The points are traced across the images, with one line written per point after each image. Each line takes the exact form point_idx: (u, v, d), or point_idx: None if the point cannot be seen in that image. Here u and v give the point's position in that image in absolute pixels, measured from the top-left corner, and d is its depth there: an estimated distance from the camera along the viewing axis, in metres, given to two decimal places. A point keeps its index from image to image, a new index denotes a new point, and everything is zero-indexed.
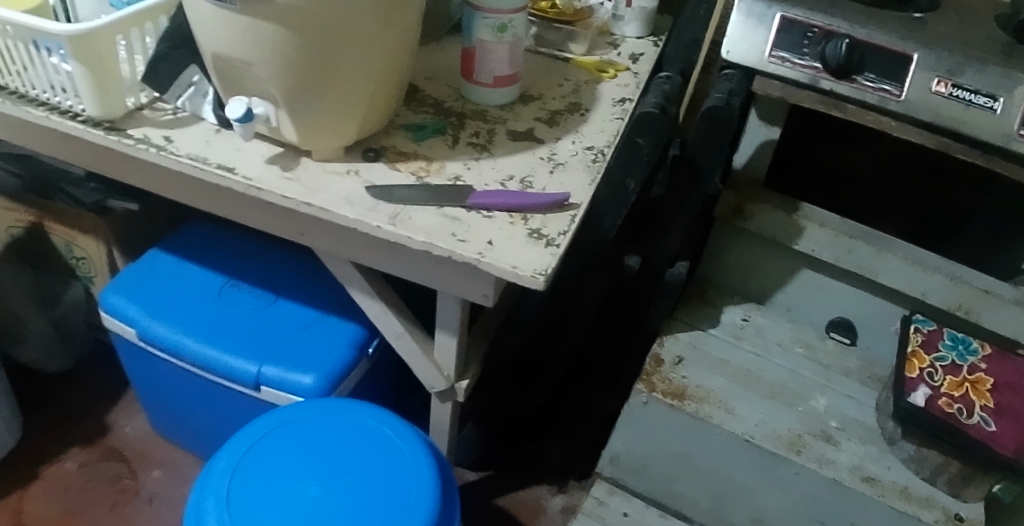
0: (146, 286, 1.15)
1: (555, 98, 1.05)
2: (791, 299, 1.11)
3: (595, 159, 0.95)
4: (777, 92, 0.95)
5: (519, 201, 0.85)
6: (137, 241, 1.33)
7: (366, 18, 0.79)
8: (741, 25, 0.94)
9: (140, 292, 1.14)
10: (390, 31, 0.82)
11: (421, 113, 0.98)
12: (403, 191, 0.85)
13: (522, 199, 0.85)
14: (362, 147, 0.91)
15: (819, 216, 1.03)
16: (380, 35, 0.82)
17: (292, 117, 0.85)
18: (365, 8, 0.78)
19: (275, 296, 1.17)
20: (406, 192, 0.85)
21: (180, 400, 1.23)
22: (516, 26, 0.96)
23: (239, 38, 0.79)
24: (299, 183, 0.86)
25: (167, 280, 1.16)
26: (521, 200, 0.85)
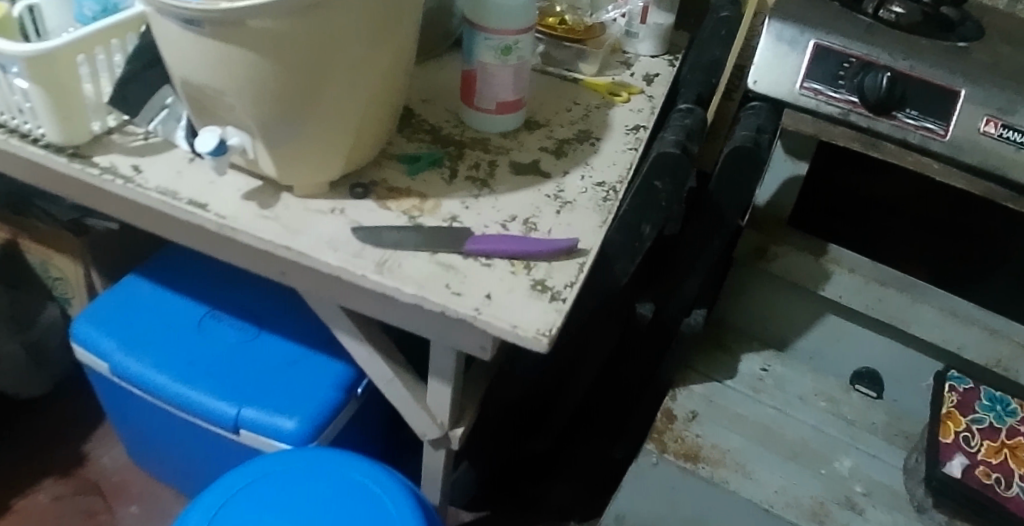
0: (121, 317, 1.07)
1: (563, 125, 0.96)
2: (813, 346, 1.03)
3: (606, 197, 0.87)
4: (809, 128, 0.86)
5: (521, 248, 0.77)
6: (116, 263, 1.24)
7: (350, 40, 0.70)
8: (771, 53, 0.85)
9: (114, 323, 1.06)
10: (377, 56, 0.74)
11: (416, 142, 0.90)
12: (394, 235, 0.77)
13: (524, 246, 0.77)
14: (350, 181, 0.83)
15: (848, 260, 0.95)
16: (367, 60, 0.73)
17: (269, 149, 0.76)
18: (348, 30, 0.69)
19: (257, 329, 1.09)
20: (396, 236, 0.77)
21: (157, 435, 1.14)
22: (522, 47, 0.87)
23: (209, 63, 0.70)
24: (279, 224, 0.78)
25: (145, 310, 1.08)
26: (523, 247, 0.77)
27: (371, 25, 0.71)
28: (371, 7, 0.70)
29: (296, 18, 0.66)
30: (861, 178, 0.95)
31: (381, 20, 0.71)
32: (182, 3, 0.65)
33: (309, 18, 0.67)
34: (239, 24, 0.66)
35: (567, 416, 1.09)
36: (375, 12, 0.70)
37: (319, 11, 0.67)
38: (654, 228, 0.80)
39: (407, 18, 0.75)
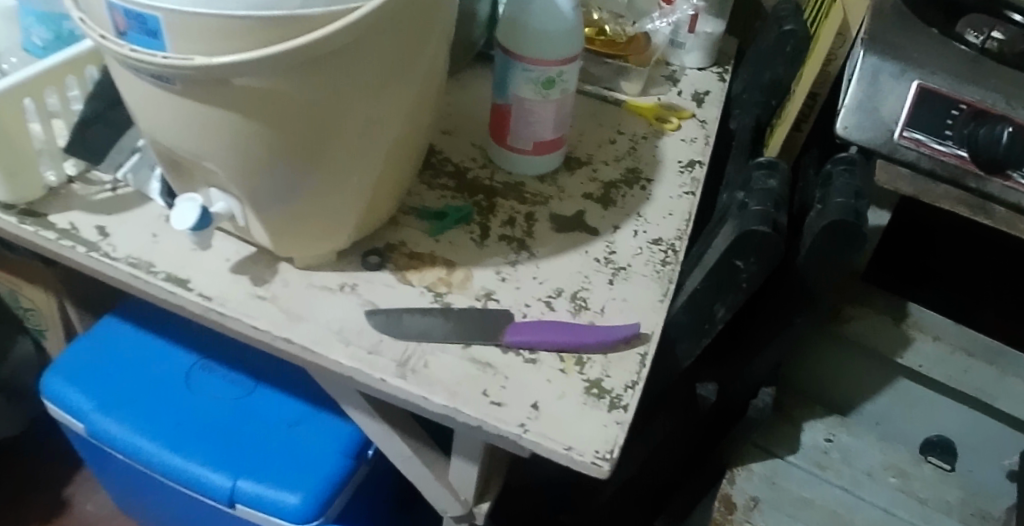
0: (102, 369, 0.93)
1: (608, 163, 0.82)
2: (883, 411, 0.89)
3: (665, 259, 0.73)
4: (908, 187, 0.69)
5: (566, 341, 0.64)
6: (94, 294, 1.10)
7: (358, 95, 0.56)
8: (864, 93, 0.70)
9: (94, 376, 0.93)
10: (391, 108, 0.59)
11: (439, 190, 0.76)
12: (418, 322, 0.64)
13: (567, 337, 0.64)
14: (365, 246, 0.70)
15: (933, 325, 0.82)
16: (380, 114, 0.59)
17: (260, 217, 0.62)
18: (357, 83, 0.55)
19: (255, 382, 0.95)
20: (420, 325, 0.64)
21: (139, 497, 1.01)
22: (566, 79, 0.72)
23: (184, 123, 0.55)
24: (279, 307, 0.65)
25: (127, 361, 0.94)
26: (566, 339, 0.64)
27: (385, 76, 0.56)
28: (386, 55, 0.55)
29: (292, 74, 0.52)
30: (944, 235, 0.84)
31: (398, 68, 0.57)
32: (146, 56, 0.50)
33: (309, 73, 0.52)
34: (219, 83, 0.51)
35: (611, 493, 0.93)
36: (391, 59, 0.56)
37: (321, 64, 0.52)
38: (729, 309, 0.67)
39: (429, 61, 0.61)
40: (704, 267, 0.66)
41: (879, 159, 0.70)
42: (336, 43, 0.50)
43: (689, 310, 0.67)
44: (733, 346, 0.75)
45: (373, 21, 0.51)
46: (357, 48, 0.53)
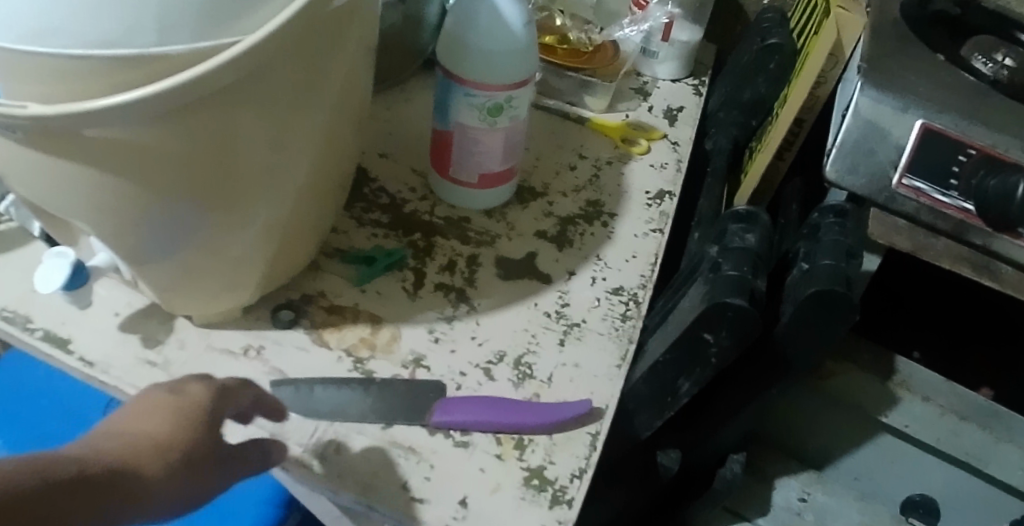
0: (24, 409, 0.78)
1: (566, 194, 0.73)
2: (860, 465, 0.82)
3: (626, 313, 0.64)
4: (905, 242, 0.60)
5: (505, 422, 0.55)
6: None
7: (248, 141, 0.46)
8: (860, 133, 0.60)
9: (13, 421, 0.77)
10: (292, 152, 0.50)
11: (370, 228, 0.66)
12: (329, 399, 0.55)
13: (508, 417, 0.55)
14: (277, 299, 0.60)
15: (921, 384, 0.74)
16: (278, 159, 0.49)
17: (143, 275, 0.53)
18: (247, 128, 0.46)
19: None
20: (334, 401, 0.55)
21: None
22: (517, 106, 0.62)
23: (36, 179, 0.45)
24: (170, 376, 0.56)
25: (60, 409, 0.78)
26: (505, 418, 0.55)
27: (282, 118, 0.47)
28: (281, 94, 0.46)
29: (160, 121, 0.42)
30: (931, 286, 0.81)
31: (298, 108, 0.48)
32: None
33: (182, 118, 0.43)
34: (70, 134, 0.42)
35: None
36: (289, 98, 0.47)
37: (197, 107, 0.43)
38: (696, 383, 0.58)
39: (340, 98, 0.52)
40: (670, 334, 0.57)
41: (874, 207, 0.62)
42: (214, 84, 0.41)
43: (648, 381, 0.59)
44: (700, 413, 0.67)
45: (260, 56, 0.42)
46: (242, 87, 0.43)
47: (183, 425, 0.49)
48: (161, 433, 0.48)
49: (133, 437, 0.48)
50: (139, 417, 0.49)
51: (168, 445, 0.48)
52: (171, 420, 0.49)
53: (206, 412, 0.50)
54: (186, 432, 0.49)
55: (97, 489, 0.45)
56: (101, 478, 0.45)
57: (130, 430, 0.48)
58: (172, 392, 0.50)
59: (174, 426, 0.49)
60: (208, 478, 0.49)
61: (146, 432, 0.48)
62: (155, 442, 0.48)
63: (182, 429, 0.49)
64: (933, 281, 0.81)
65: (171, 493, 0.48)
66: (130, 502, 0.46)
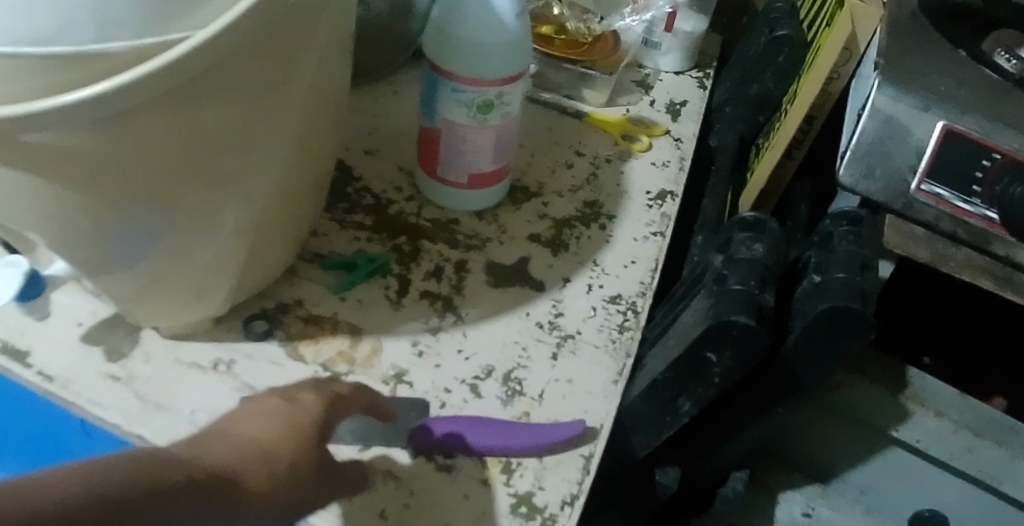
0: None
1: (562, 195, 0.69)
2: (868, 479, 0.79)
3: (622, 323, 0.60)
4: (923, 253, 0.56)
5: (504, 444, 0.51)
6: None
7: (208, 144, 0.43)
8: (876, 135, 0.57)
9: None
10: (257, 152, 0.46)
11: (352, 230, 0.62)
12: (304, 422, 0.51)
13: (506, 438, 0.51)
14: (251, 308, 0.57)
15: (935, 397, 0.70)
16: (241, 160, 0.45)
17: (102, 288, 0.49)
18: (207, 130, 0.42)
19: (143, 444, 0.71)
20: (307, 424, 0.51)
21: None
22: (509, 102, 0.58)
23: None
24: (134, 392, 0.52)
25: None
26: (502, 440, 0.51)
27: (245, 119, 0.44)
28: (243, 94, 0.42)
29: (108, 125, 0.39)
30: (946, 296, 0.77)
31: (262, 109, 0.44)
32: None
33: (132, 121, 0.39)
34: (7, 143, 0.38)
35: None
36: (252, 98, 0.43)
37: (149, 109, 0.39)
38: (697, 402, 0.55)
39: (310, 97, 0.48)
40: (670, 351, 0.54)
41: (888, 214, 0.58)
42: (164, 83, 0.38)
43: (646, 399, 0.55)
44: (701, 430, 0.63)
45: (216, 51, 0.39)
46: (199, 86, 0.40)
47: (295, 432, 0.45)
48: (272, 439, 0.44)
49: (240, 442, 0.44)
50: (249, 420, 0.45)
51: (279, 452, 0.44)
52: (284, 427, 0.45)
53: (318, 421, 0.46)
54: (297, 439, 0.44)
55: (205, 492, 0.41)
56: (206, 482, 0.41)
57: (236, 435, 0.44)
58: (287, 398, 0.46)
59: (286, 432, 0.44)
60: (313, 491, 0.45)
61: (254, 438, 0.44)
62: (263, 451, 0.43)
63: (296, 438, 0.45)
64: (948, 289, 0.76)
65: (274, 503, 0.43)
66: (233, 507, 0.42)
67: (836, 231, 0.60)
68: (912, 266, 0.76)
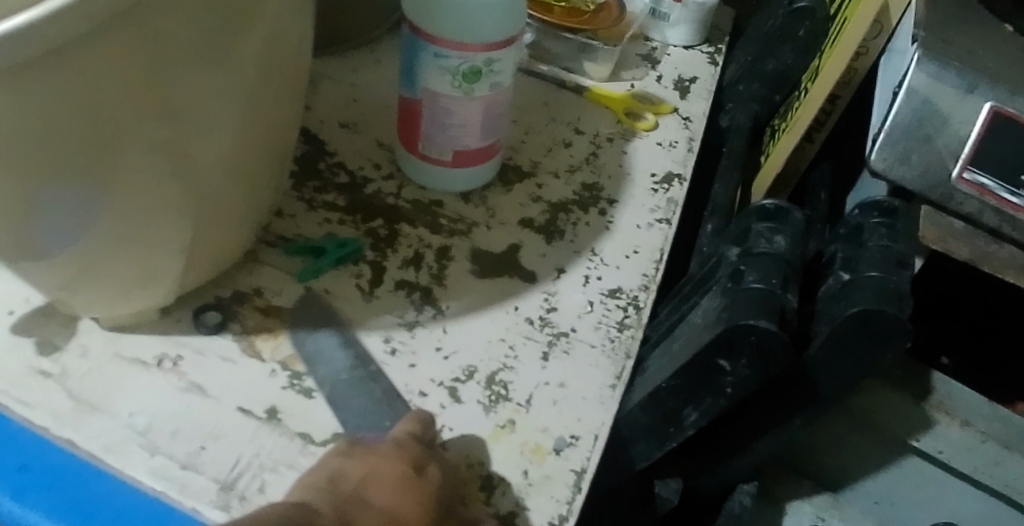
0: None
1: (558, 176, 0.63)
2: (883, 489, 0.73)
3: (620, 320, 0.54)
4: (962, 249, 0.50)
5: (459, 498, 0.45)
6: None
7: (135, 111, 0.37)
8: (915, 116, 0.51)
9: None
10: (196, 119, 0.40)
11: (322, 212, 0.56)
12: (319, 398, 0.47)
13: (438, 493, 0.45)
14: (203, 297, 0.50)
15: (964, 405, 0.64)
16: (175, 128, 0.39)
17: (27, 275, 0.43)
18: (132, 94, 0.36)
19: None
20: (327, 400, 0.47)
21: None
22: (501, 70, 0.52)
23: None
24: (67, 391, 0.46)
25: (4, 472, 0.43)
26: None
27: (179, 85, 0.37)
28: (175, 52, 0.36)
29: (6, 84, 0.32)
30: (971, 293, 0.72)
31: (201, 74, 0.38)
32: None
33: (39, 81, 0.33)
34: None
35: None
36: (187, 56, 0.37)
37: (58, 64, 0.33)
38: (704, 413, 0.48)
39: (265, 64, 0.42)
40: (675, 354, 0.48)
41: (924, 205, 0.52)
42: (69, 28, 0.32)
43: (645, 407, 0.49)
44: (706, 440, 0.57)
45: None
46: (115, 37, 0.34)
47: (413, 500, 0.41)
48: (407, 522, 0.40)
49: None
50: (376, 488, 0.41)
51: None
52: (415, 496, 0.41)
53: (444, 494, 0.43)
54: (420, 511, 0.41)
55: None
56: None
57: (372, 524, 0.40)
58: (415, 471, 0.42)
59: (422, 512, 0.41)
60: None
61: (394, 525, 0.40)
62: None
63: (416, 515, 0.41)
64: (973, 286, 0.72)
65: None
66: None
67: (865, 225, 0.53)
68: (939, 261, 0.70)
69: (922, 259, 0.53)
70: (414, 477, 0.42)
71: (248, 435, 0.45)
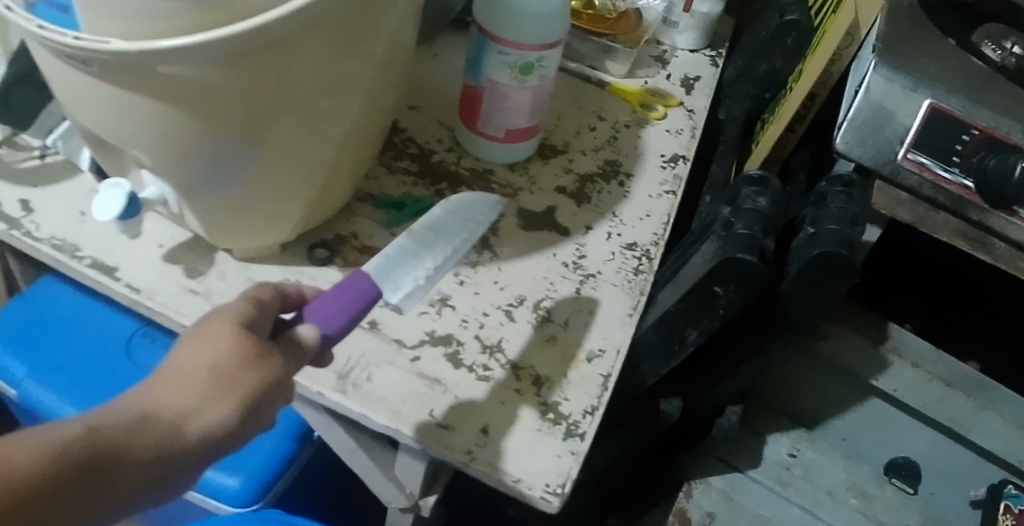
0: (73, 379, 0.86)
1: (586, 153, 0.77)
2: (849, 426, 0.87)
3: (639, 267, 0.68)
4: (906, 213, 0.66)
5: (340, 334, 0.54)
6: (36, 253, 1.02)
7: (309, 88, 0.50)
8: (873, 109, 0.65)
9: (34, 352, 0.87)
10: (343, 95, 0.53)
11: (399, 175, 0.70)
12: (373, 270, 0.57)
13: (315, 299, 0.54)
14: (311, 237, 0.64)
15: (913, 351, 0.78)
16: (329, 100, 0.53)
17: (194, 206, 0.56)
18: (298, 81, 0.49)
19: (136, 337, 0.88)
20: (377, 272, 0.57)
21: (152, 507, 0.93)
22: (548, 66, 0.66)
23: (116, 118, 0.49)
24: (212, 304, 0.59)
25: None
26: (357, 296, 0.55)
27: (339, 70, 0.51)
28: (341, 48, 0.50)
29: (233, 64, 0.46)
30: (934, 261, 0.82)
31: (353, 63, 0.52)
32: (57, 34, 0.44)
33: (252, 63, 0.46)
34: (143, 69, 0.45)
35: (580, 504, 0.92)
36: (346, 49, 0.50)
37: (268, 53, 0.46)
38: (702, 333, 0.63)
39: (388, 55, 0.55)
40: (680, 286, 0.62)
41: (878, 179, 0.67)
42: (283, 29, 0.45)
43: (658, 329, 0.63)
44: (704, 364, 0.71)
45: (329, 7, 0.46)
46: (307, 35, 0.47)
47: (228, 370, 0.48)
48: (206, 401, 0.48)
49: (163, 407, 0.47)
50: (204, 343, 0.49)
51: (206, 414, 0.48)
52: (237, 359, 0.49)
53: (272, 376, 0.50)
54: (228, 381, 0.48)
55: (101, 483, 0.43)
56: (112, 468, 0.43)
57: (166, 390, 0.48)
58: (203, 335, 0.49)
59: (222, 384, 0.48)
60: (236, 435, 0.49)
61: (179, 406, 0.47)
62: (189, 386, 0.48)
63: (214, 360, 0.48)
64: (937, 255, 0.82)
65: (171, 475, 0.46)
66: (118, 498, 0.44)
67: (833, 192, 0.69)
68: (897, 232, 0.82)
69: (877, 228, 0.68)
70: (207, 332, 0.49)
71: (356, 339, 0.59)
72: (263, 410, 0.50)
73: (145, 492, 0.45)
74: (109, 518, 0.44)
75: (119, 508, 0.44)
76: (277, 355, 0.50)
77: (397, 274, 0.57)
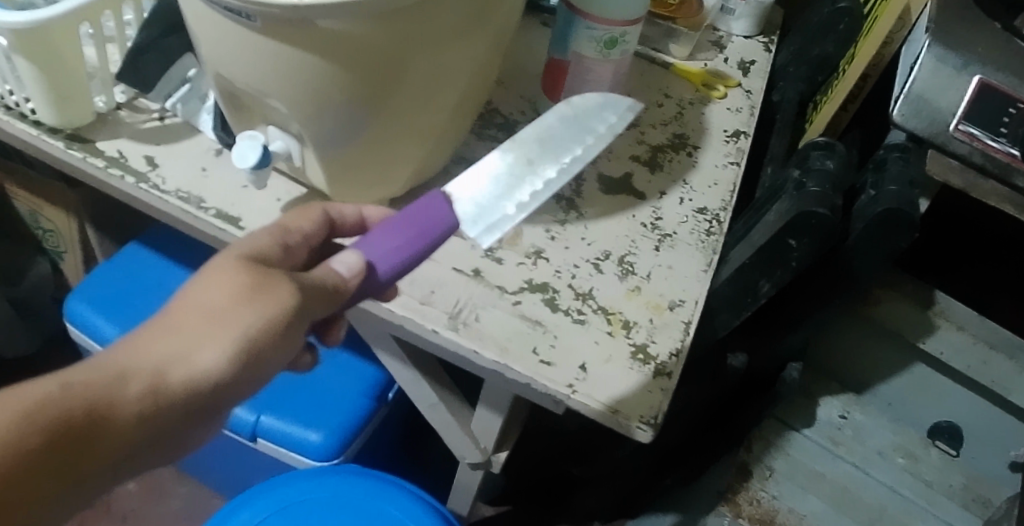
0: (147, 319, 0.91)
1: (655, 126, 0.82)
2: (894, 392, 0.91)
3: (711, 228, 0.73)
4: (956, 179, 0.70)
5: (391, 267, 0.55)
6: (120, 226, 1.08)
7: (438, 48, 0.56)
8: (929, 84, 0.71)
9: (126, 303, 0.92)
10: (462, 58, 0.59)
11: (489, 141, 0.75)
12: (476, 200, 0.58)
13: (374, 231, 0.56)
14: (415, 195, 0.70)
15: (959, 314, 0.82)
16: (453, 61, 0.58)
17: (320, 160, 0.62)
18: (425, 42, 0.55)
19: None
20: (480, 201, 0.57)
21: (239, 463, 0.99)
22: (629, 40, 0.71)
23: (264, 70, 0.55)
24: None
25: None
26: (416, 236, 0.56)
27: (463, 33, 0.57)
28: (469, 11, 0.55)
29: (382, 21, 0.52)
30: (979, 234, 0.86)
31: (475, 27, 0.57)
32: None
33: (397, 21, 0.52)
34: (304, 24, 0.51)
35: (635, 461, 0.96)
36: (472, 13, 0.56)
37: (411, 13, 0.52)
38: (774, 285, 0.68)
39: (501, 24, 0.61)
40: (755, 241, 0.67)
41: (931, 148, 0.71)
42: None
43: (734, 281, 0.69)
44: (772, 316, 0.79)
45: None
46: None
47: (224, 314, 0.46)
48: (200, 346, 0.46)
49: (149, 355, 0.45)
50: (199, 288, 0.47)
51: (198, 359, 0.46)
52: (228, 303, 0.47)
53: (266, 319, 0.47)
54: (224, 326, 0.46)
55: (76, 444, 0.42)
56: (94, 430, 0.42)
57: (156, 337, 0.46)
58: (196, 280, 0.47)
59: (212, 328, 0.46)
60: (233, 385, 0.47)
61: (168, 353, 0.45)
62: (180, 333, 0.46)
63: (206, 305, 0.46)
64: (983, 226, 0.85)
65: (167, 426, 0.45)
66: (105, 453, 0.43)
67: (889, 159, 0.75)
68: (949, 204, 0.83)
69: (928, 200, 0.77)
70: (205, 276, 0.47)
71: (463, 284, 0.65)
72: (263, 360, 0.47)
73: (136, 447, 0.44)
74: (104, 475, 0.44)
75: (108, 464, 0.43)
76: (275, 296, 0.48)
77: (501, 202, 0.58)
